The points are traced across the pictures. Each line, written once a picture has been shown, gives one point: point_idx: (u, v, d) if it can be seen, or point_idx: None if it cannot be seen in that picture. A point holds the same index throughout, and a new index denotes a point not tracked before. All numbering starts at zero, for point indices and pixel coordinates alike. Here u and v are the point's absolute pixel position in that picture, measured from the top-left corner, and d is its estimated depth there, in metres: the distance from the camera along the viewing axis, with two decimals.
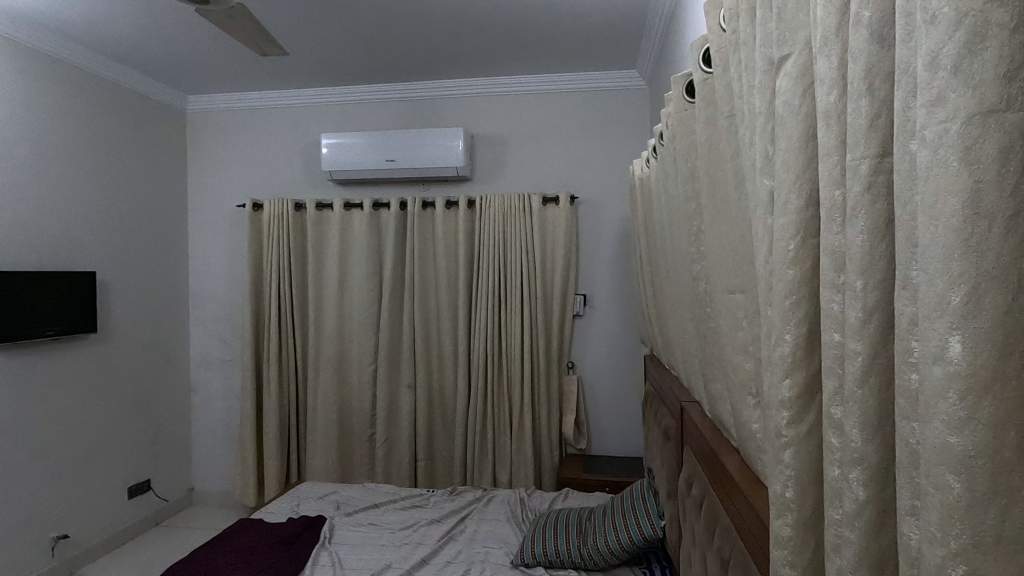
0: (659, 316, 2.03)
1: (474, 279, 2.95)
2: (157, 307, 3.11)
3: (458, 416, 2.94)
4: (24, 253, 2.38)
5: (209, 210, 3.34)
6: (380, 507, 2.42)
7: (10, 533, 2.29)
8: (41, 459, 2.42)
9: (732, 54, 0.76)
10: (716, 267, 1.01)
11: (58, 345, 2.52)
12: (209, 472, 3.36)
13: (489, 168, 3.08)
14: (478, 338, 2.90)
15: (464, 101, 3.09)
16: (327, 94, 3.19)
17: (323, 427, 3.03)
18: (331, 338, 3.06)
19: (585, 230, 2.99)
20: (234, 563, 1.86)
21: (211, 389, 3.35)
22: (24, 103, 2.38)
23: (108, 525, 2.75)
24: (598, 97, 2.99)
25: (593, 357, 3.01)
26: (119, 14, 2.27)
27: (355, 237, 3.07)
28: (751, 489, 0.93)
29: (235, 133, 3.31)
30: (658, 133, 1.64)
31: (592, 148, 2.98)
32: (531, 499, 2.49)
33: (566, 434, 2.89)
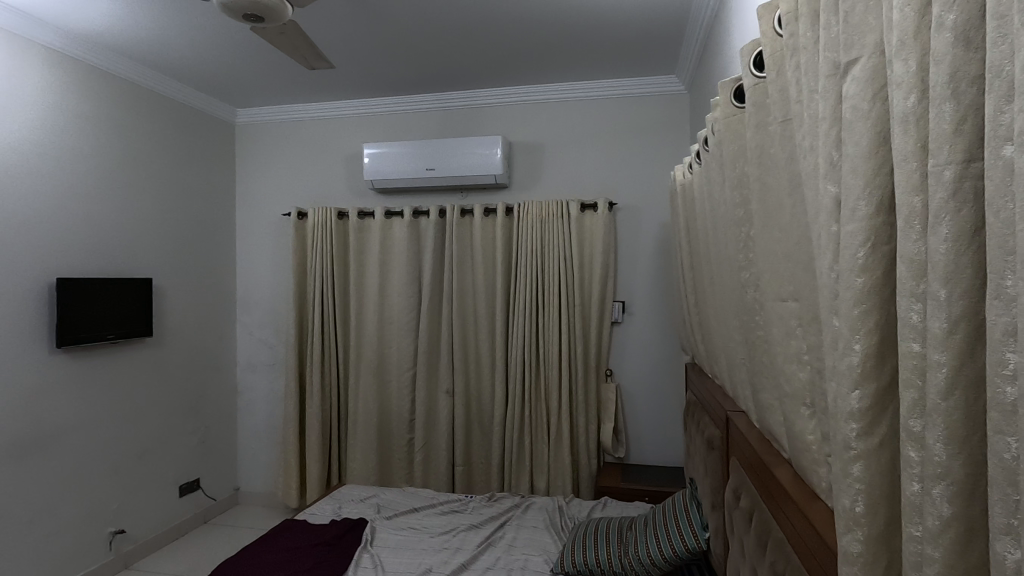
0: (702, 323, 1.99)
1: (512, 285, 2.96)
2: (207, 311, 3.23)
3: (495, 422, 2.95)
4: (91, 262, 2.53)
5: (256, 218, 3.46)
6: (419, 511, 2.45)
7: (72, 527, 2.40)
8: (99, 457, 2.54)
9: (790, 58, 0.74)
10: (767, 275, 0.99)
11: (118, 348, 2.65)
12: (253, 472, 3.46)
13: (527, 176, 3.09)
14: (516, 344, 2.91)
15: (502, 110, 3.12)
16: (369, 105, 3.27)
17: (364, 431, 3.09)
18: (372, 344, 3.13)
19: (623, 237, 2.97)
20: (279, 563, 1.91)
21: (257, 392, 3.45)
22: (91, 119, 2.54)
23: (161, 522, 2.87)
24: (637, 102, 2.97)
25: (632, 365, 2.97)
26: (176, 33, 2.38)
27: (395, 245, 3.13)
28: (806, 501, 0.91)
29: (281, 144, 3.43)
30: (702, 138, 1.62)
31: (631, 153, 2.97)
32: (570, 507, 2.47)
33: (604, 442, 2.86)
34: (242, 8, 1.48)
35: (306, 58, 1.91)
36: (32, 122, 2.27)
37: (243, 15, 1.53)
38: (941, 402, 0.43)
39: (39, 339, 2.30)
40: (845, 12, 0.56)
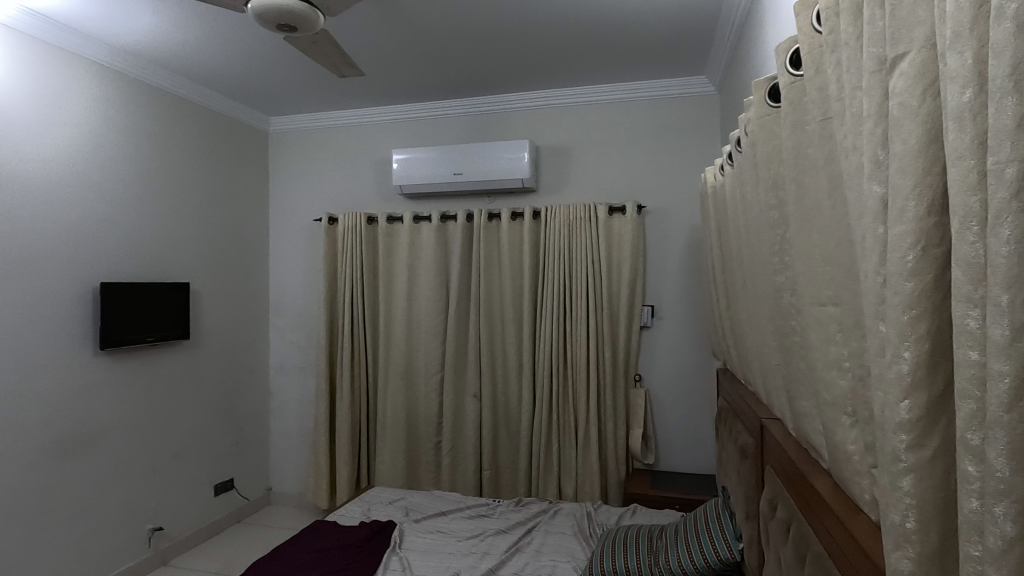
0: (734, 328, 1.95)
1: (539, 289, 2.95)
2: (241, 315, 3.31)
3: (523, 426, 2.94)
4: (132, 266, 2.62)
5: (288, 223, 3.54)
6: (446, 514, 2.45)
7: (113, 523, 2.49)
8: (139, 456, 2.63)
9: (830, 55, 0.72)
10: (804, 279, 0.96)
11: (157, 350, 2.74)
12: (285, 473, 3.52)
13: (554, 179, 3.08)
14: (543, 347, 2.90)
15: (530, 114, 3.12)
16: (398, 111, 3.31)
17: (392, 434, 3.12)
18: (400, 347, 3.16)
19: (652, 240, 2.93)
20: (309, 563, 1.94)
21: (288, 394, 3.52)
22: (133, 129, 2.64)
23: (196, 520, 2.94)
24: (667, 104, 2.93)
25: (661, 370, 2.93)
26: (212, 44, 2.45)
27: (423, 249, 3.15)
28: (848, 513, 0.88)
29: (312, 150, 3.50)
30: (735, 138, 1.59)
31: (660, 156, 2.93)
32: (598, 513, 2.44)
33: (633, 448, 2.82)
34: (275, 18, 1.51)
35: (336, 66, 1.94)
36: (78, 133, 2.37)
37: (277, 25, 1.56)
38: (1003, 414, 0.41)
39: (83, 341, 2.39)
40: (892, 4, 0.54)
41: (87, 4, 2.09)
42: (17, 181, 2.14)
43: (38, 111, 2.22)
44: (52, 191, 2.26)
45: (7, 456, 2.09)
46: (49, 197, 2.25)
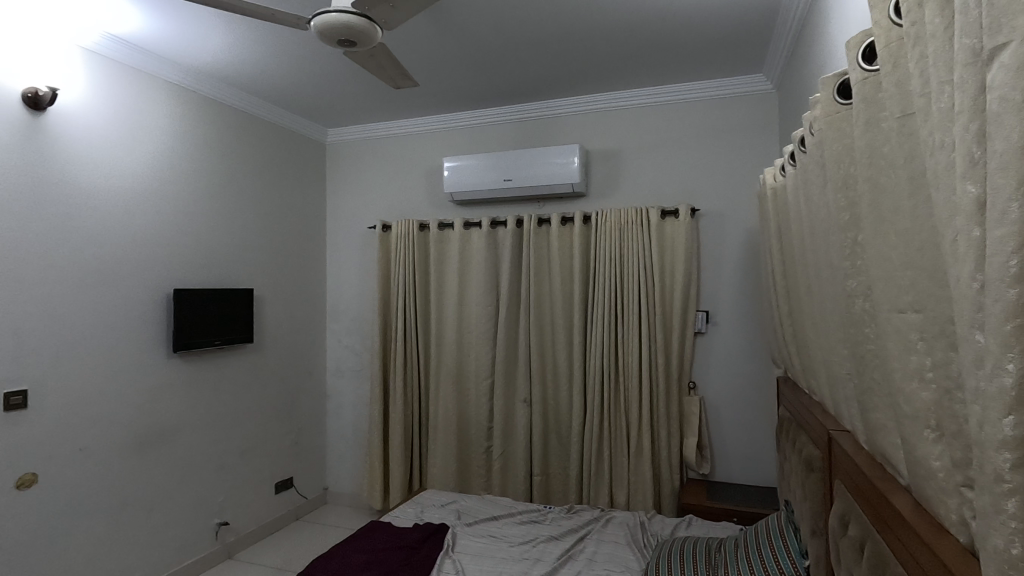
0: (797, 334, 1.87)
1: (589, 294, 2.93)
2: (300, 319, 3.44)
3: (574, 432, 2.92)
4: (203, 273, 2.77)
5: (344, 231, 3.66)
6: (499, 519, 2.46)
7: (185, 516, 2.63)
8: (208, 454, 2.77)
9: (912, 48, 0.69)
10: (879, 285, 0.92)
11: (224, 353, 2.89)
12: (341, 474, 3.62)
13: (604, 183, 3.06)
14: (594, 353, 2.87)
15: (580, 118, 3.11)
16: (450, 119, 3.36)
17: (443, 437, 3.16)
18: (451, 352, 3.20)
19: (707, 244, 2.86)
20: (365, 562, 1.98)
21: (344, 396, 3.62)
22: (204, 143, 2.79)
23: (259, 516, 3.07)
24: (721, 104, 2.85)
25: (717, 378, 2.84)
26: (274, 61, 2.57)
27: (473, 255, 3.19)
28: (932, 533, 0.83)
29: (367, 160, 3.61)
30: (798, 137, 1.53)
31: (714, 157, 2.85)
32: (652, 523, 2.39)
33: (687, 457, 2.74)
34: (336, 34, 1.56)
35: (392, 78, 1.99)
36: (154, 149, 2.53)
37: (338, 41, 1.61)
38: None
39: (158, 344, 2.54)
40: None
41: (161, 27, 2.24)
42: (98, 197, 2.29)
43: (119, 130, 2.38)
44: (130, 205, 2.42)
45: (92, 450, 2.24)
46: (127, 212, 2.41)
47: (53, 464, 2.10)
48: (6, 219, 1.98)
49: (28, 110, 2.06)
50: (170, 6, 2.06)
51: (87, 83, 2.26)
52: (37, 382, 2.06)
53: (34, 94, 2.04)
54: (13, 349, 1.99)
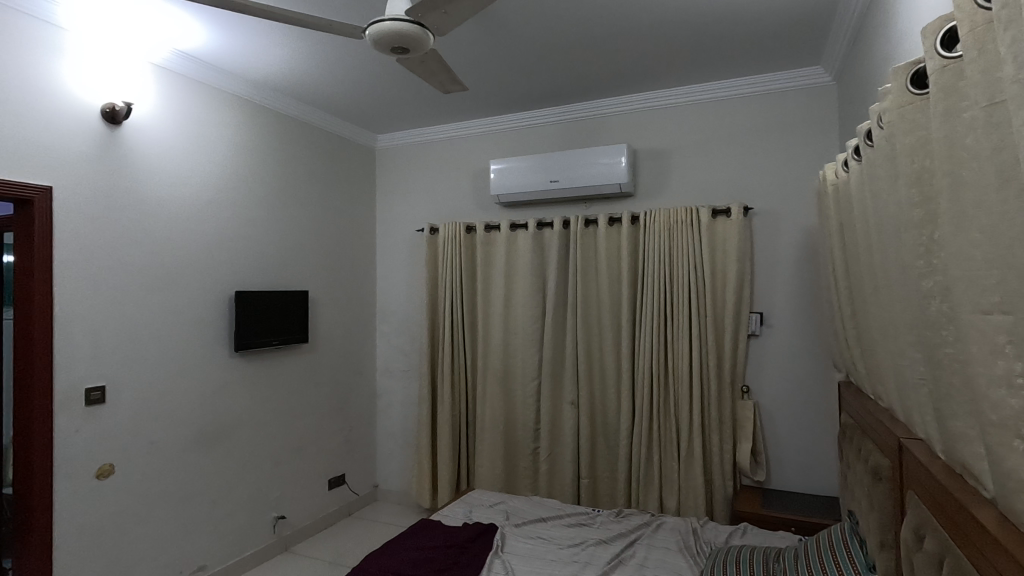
0: (862, 337, 1.79)
1: (638, 294, 2.89)
2: (352, 320, 3.54)
3: (622, 435, 2.88)
4: (262, 276, 2.89)
5: (393, 234, 3.74)
6: (546, 521, 2.45)
7: (244, 509, 2.75)
8: (266, 450, 2.88)
9: (1003, 32, 0.65)
10: (959, 284, 0.87)
11: (281, 353, 3.00)
12: (390, 472, 3.70)
13: (652, 183, 3.01)
14: (643, 354, 2.83)
15: (627, 117, 3.08)
16: (496, 122, 3.39)
17: (490, 438, 3.18)
18: (498, 353, 3.22)
19: (761, 243, 2.77)
20: (416, 559, 2.02)
21: (393, 396, 3.70)
22: (262, 150, 2.91)
23: (313, 511, 3.18)
24: (776, 99, 2.76)
25: (772, 382, 2.74)
26: (328, 70, 2.66)
27: (520, 256, 3.20)
28: (1022, 551, 0.77)
29: (414, 164, 3.68)
30: (864, 130, 1.46)
31: (768, 153, 2.76)
32: (705, 530, 2.33)
33: (741, 463, 2.66)
34: (391, 42, 1.60)
35: (441, 83, 2.02)
36: (216, 157, 2.66)
37: (391, 49, 1.65)
38: None
39: (220, 343, 2.66)
40: None
41: (225, 42, 2.36)
42: (167, 203, 2.43)
43: (186, 141, 2.51)
44: (196, 211, 2.55)
45: (161, 444, 2.37)
46: (193, 217, 2.53)
47: (127, 457, 2.24)
48: (86, 225, 2.12)
49: (106, 124, 2.20)
50: (233, 22, 2.17)
51: (158, 98, 2.40)
52: (113, 378, 2.20)
53: (111, 109, 2.18)
54: (92, 347, 2.13)
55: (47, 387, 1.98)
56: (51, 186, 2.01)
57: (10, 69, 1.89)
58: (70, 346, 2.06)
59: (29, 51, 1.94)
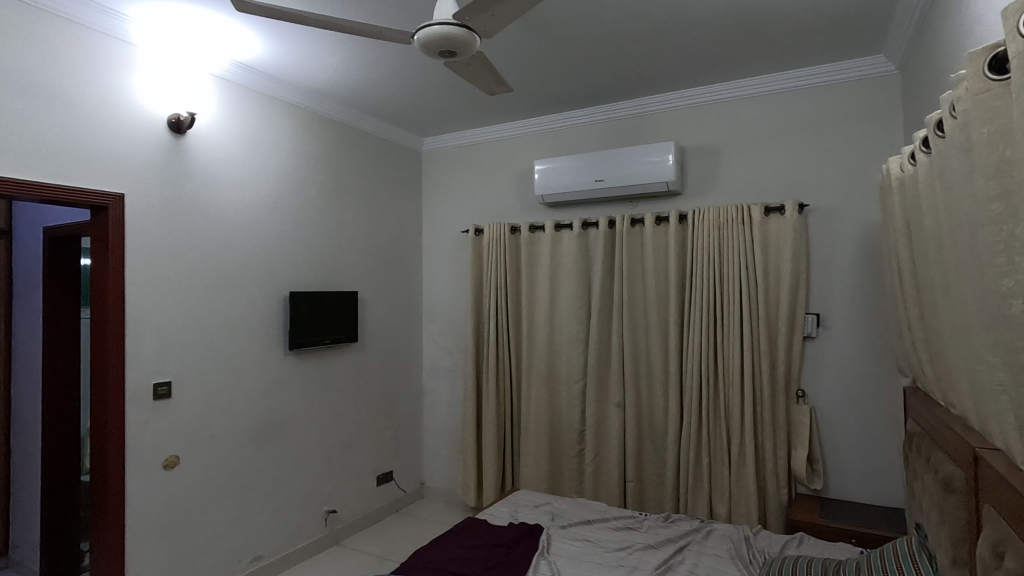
0: (930, 339, 1.69)
1: (686, 295, 2.83)
2: (399, 320, 3.61)
3: (670, 438, 2.82)
4: (314, 277, 2.99)
5: (438, 236, 3.79)
6: (592, 523, 2.43)
7: (298, 502, 2.85)
8: (318, 445, 2.98)
9: None
10: None
11: (333, 352, 3.09)
12: (436, 470, 3.75)
13: (701, 180, 2.94)
14: (692, 356, 2.77)
15: (674, 114, 3.02)
16: (540, 122, 3.39)
17: (535, 439, 3.18)
18: (543, 354, 3.21)
19: (817, 242, 2.65)
20: (463, 557, 2.03)
21: (439, 395, 3.75)
22: (315, 155, 3.01)
23: (362, 506, 3.26)
24: (833, 91, 2.65)
25: (830, 386, 2.62)
26: (376, 76, 2.72)
27: (564, 256, 3.18)
28: None
29: (460, 167, 3.72)
30: (933, 120, 1.38)
31: (824, 148, 2.65)
32: (758, 538, 2.25)
33: (796, 470, 2.56)
34: (438, 46, 1.62)
35: (487, 84, 2.04)
36: (272, 163, 2.77)
37: (439, 52, 1.67)
38: None
39: (276, 342, 2.77)
40: None
41: (280, 52, 2.45)
42: (228, 208, 2.54)
43: (244, 148, 2.63)
44: (253, 215, 2.66)
45: (222, 438, 2.49)
46: (251, 221, 2.65)
47: (191, 449, 2.36)
48: (154, 229, 2.24)
49: (172, 134, 2.32)
50: (288, 32, 2.25)
51: (219, 108, 2.52)
52: (178, 374, 2.32)
53: (177, 119, 2.29)
54: (160, 345, 2.26)
55: (119, 382, 2.10)
56: (123, 193, 2.13)
57: (87, 84, 2.02)
58: (141, 343, 2.19)
59: (104, 67, 2.07)
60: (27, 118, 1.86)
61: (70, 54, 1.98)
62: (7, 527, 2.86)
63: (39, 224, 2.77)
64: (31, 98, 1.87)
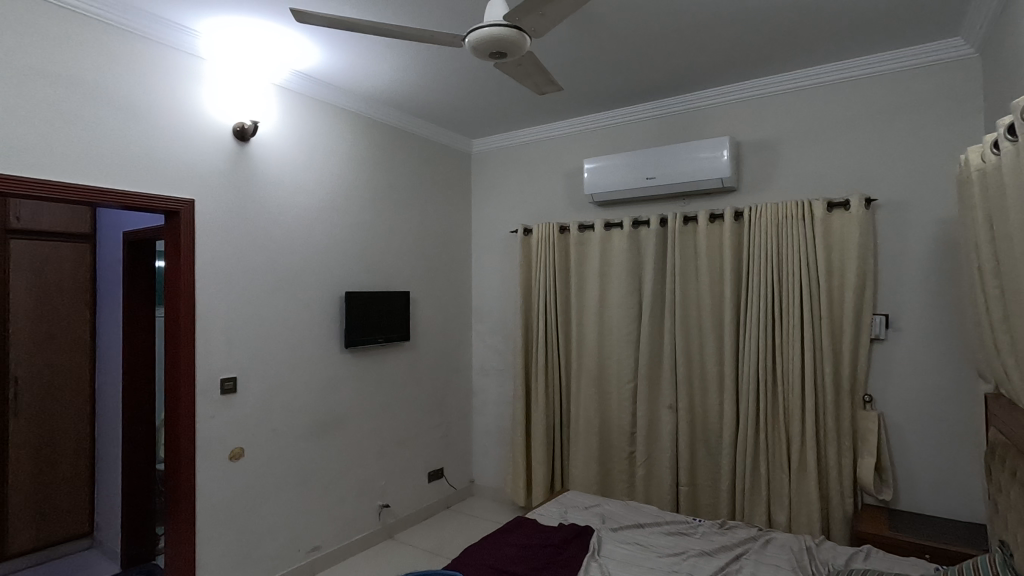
0: (1015, 342, 1.56)
1: (742, 295, 2.73)
2: (449, 320, 3.66)
3: (725, 443, 2.73)
4: (368, 278, 3.07)
5: (488, 236, 3.82)
6: (644, 527, 2.38)
7: (353, 496, 2.94)
8: (372, 441, 3.06)
9: None
10: None
11: (385, 350, 3.16)
12: (485, 468, 3.79)
13: (758, 176, 2.83)
14: (748, 358, 2.67)
15: (729, 108, 2.92)
16: (590, 120, 3.36)
17: (585, 439, 3.16)
18: (592, 354, 3.18)
19: (886, 238, 2.51)
20: (514, 555, 2.04)
21: (488, 394, 3.78)
22: (369, 159, 3.09)
23: (414, 501, 3.33)
24: (903, 78, 2.50)
25: (900, 391, 2.47)
26: (427, 80, 2.77)
27: (615, 255, 3.14)
28: None
29: (508, 167, 3.73)
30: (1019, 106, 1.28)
31: (893, 139, 2.50)
32: (821, 549, 2.15)
33: (863, 479, 2.42)
34: (488, 47, 1.63)
35: (537, 84, 2.03)
36: (329, 168, 2.86)
37: (489, 53, 1.68)
38: None
39: (332, 340, 2.86)
40: None
41: (337, 60, 2.53)
42: (287, 211, 2.65)
43: (302, 153, 2.73)
44: (311, 217, 2.76)
45: (283, 431, 2.60)
46: (309, 224, 2.75)
47: (255, 442, 2.48)
48: (220, 232, 2.36)
49: (237, 142, 2.44)
50: (344, 40, 2.32)
51: (279, 116, 2.63)
52: (243, 370, 2.44)
53: (241, 127, 2.41)
54: (227, 342, 2.38)
55: (190, 377, 2.23)
56: (192, 199, 2.26)
57: (160, 97, 2.16)
58: (209, 340, 2.32)
59: (176, 81, 2.21)
60: (106, 130, 2.00)
61: (146, 70, 2.12)
62: (92, 511, 3.08)
63: (118, 230, 2.98)
64: (110, 111, 2.01)
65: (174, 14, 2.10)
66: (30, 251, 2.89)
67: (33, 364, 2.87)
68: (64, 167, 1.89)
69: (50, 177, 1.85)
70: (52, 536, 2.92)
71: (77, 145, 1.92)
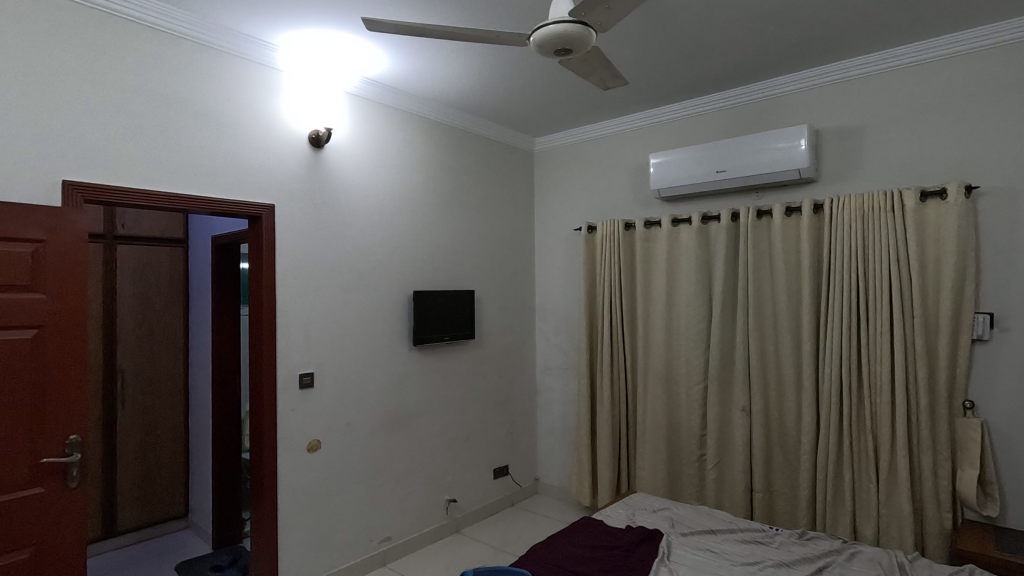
0: None
1: (823, 292, 2.58)
2: (513, 318, 3.68)
3: (804, 448, 2.59)
4: (435, 277, 3.14)
5: (551, 234, 3.81)
6: (716, 534, 2.30)
7: (422, 490, 3.02)
8: (440, 437, 3.13)
9: None
10: None
11: (452, 348, 3.23)
12: (550, 467, 3.78)
13: (840, 165, 2.66)
14: (830, 358, 2.52)
15: (807, 96, 2.77)
16: (655, 114, 3.28)
17: (653, 441, 3.09)
18: (660, 354, 3.10)
19: (990, 229, 2.28)
20: (581, 556, 2.03)
21: (553, 392, 3.76)
22: (435, 161, 3.16)
23: (480, 498, 3.38)
24: (1009, 53, 2.26)
25: (1008, 397, 2.24)
26: (491, 80, 2.80)
27: (683, 252, 3.04)
28: None
29: (572, 165, 3.70)
30: None
31: (998, 121, 2.28)
32: (915, 565, 1.99)
33: (963, 493, 2.22)
34: (553, 45, 1.62)
35: (602, 79, 2.00)
36: (397, 171, 2.95)
37: (555, 52, 1.67)
38: None
39: (402, 338, 2.95)
40: None
41: (404, 66, 2.61)
42: (359, 214, 2.75)
43: (373, 158, 2.83)
44: (381, 219, 2.85)
45: (357, 426, 2.71)
46: (380, 226, 2.85)
47: (331, 435, 2.60)
48: (298, 235, 2.49)
49: (313, 148, 2.56)
50: (411, 45, 2.38)
51: (351, 122, 2.74)
52: (320, 366, 2.57)
53: (316, 135, 2.53)
54: (306, 339, 2.51)
55: (273, 372, 2.38)
56: (272, 204, 2.40)
57: (243, 109, 2.30)
58: (290, 338, 2.45)
59: (258, 93, 2.35)
60: (195, 141, 2.15)
61: (231, 85, 2.27)
62: (187, 494, 3.34)
63: (208, 234, 3.20)
64: (199, 123, 2.16)
65: (255, 31, 2.25)
66: (134, 255, 3.17)
67: (136, 358, 3.15)
68: (159, 177, 2.05)
69: (147, 187, 2.02)
70: (154, 516, 3.19)
71: (170, 156, 2.08)
